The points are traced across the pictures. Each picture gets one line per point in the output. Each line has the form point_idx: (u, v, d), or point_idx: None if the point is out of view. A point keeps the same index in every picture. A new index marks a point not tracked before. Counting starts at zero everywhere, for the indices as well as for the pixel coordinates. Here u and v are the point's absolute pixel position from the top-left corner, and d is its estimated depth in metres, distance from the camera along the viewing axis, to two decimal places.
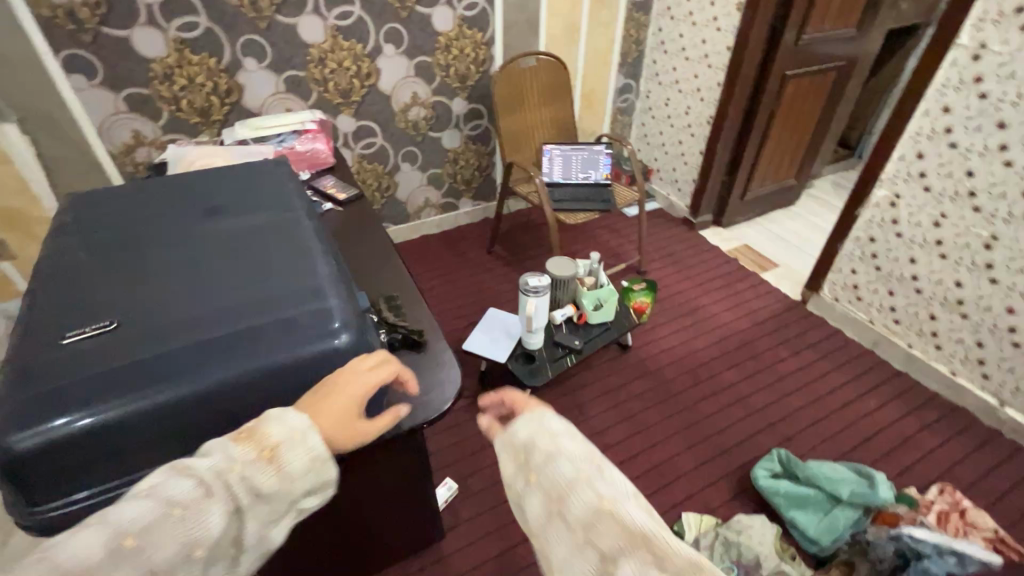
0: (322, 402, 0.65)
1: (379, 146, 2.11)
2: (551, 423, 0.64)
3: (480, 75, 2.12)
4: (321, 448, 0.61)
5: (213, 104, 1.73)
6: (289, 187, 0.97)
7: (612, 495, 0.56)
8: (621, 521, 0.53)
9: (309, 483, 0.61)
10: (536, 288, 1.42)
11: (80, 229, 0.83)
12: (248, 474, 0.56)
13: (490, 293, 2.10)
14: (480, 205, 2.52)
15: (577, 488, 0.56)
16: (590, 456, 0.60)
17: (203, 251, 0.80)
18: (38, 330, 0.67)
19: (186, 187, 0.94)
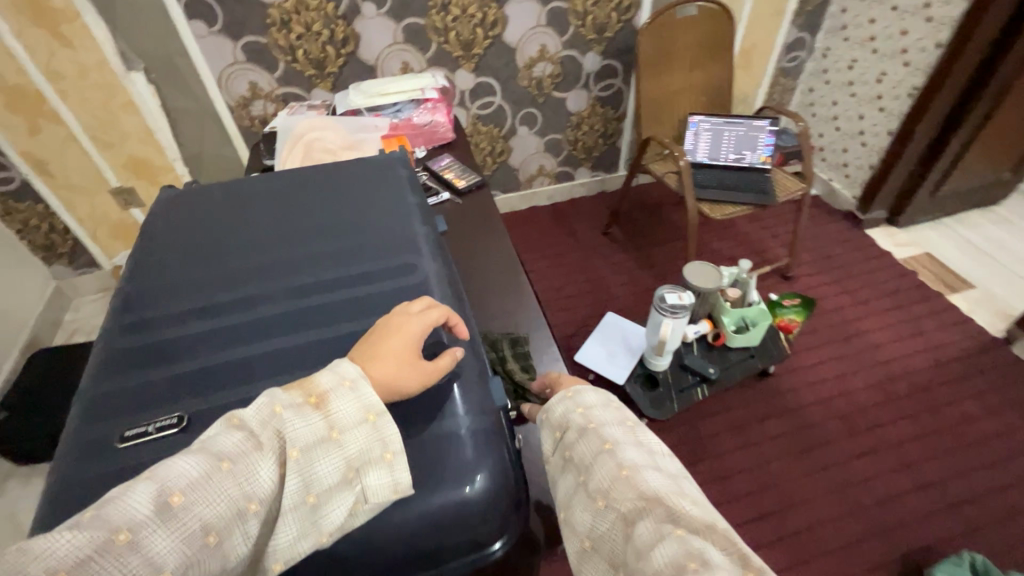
0: (373, 346, 0.52)
1: (497, 106, 1.88)
2: (587, 398, 0.63)
3: (622, 25, 1.79)
4: (376, 398, 0.48)
5: (328, 54, 1.60)
6: (407, 197, 0.74)
7: (634, 458, 0.54)
8: (639, 481, 0.51)
9: (365, 442, 0.46)
10: (675, 308, 1.18)
11: (157, 250, 0.65)
12: (290, 419, 0.44)
13: (605, 285, 1.86)
14: (599, 176, 2.23)
15: (603, 453, 0.55)
16: (620, 427, 0.59)
17: (301, 299, 0.60)
18: (98, 421, 0.50)
19: (282, 192, 0.74)
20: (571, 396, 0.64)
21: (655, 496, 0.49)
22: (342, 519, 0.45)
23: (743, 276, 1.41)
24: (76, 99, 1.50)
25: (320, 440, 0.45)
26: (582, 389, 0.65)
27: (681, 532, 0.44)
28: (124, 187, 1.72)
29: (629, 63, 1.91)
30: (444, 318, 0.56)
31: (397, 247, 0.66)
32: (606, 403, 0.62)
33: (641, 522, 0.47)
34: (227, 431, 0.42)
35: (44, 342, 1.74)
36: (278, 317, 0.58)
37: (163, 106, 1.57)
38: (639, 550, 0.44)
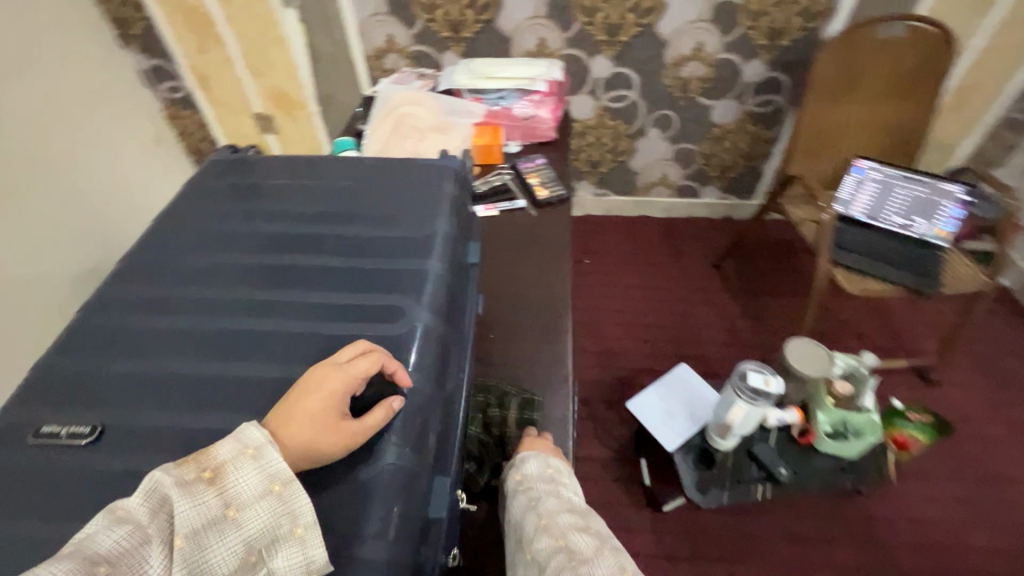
0: (292, 404, 0.50)
1: (630, 101, 1.71)
2: (528, 456, 0.63)
3: (804, 32, 1.50)
4: (281, 467, 0.46)
5: (466, 19, 1.54)
6: (427, 230, 0.68)
7: (556, 505, 0.55)
8: (556, 524, 0.52)
9: (265, 518, 0.44)
10: (755, 392, 1.00)
11: (192, 232, 0.70)
12: (178, 501, 0.42)
13: (692, 326, 1.66)
14: (728, 199, 1.97)
15: (532, 502, 0.56)
16: (552, 481, 0.59)
17: (264, 326, 0.59)
18: (41, 400, 0.55)
19: (319, 190, 0.74)
20: (518, 454, 0.64)
21: (565, 536, 0.50)
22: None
23: (860, 371, 1.17)
24: (238, 25, 1.61)
25: (213, 522, 0.43)
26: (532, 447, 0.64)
27: (586, 569, 0.45)
28: (265, 114, 1.85)
29: (800, 80, 1.61)
30: (376, 368, 0.52)
31: (383, 295, 0.62)
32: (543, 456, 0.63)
33: (552, 565, 0.47)
34: (109, 524, 0.40)
35: None
36: (235, 340, 0.58)
37: (309, 45, 1.64)
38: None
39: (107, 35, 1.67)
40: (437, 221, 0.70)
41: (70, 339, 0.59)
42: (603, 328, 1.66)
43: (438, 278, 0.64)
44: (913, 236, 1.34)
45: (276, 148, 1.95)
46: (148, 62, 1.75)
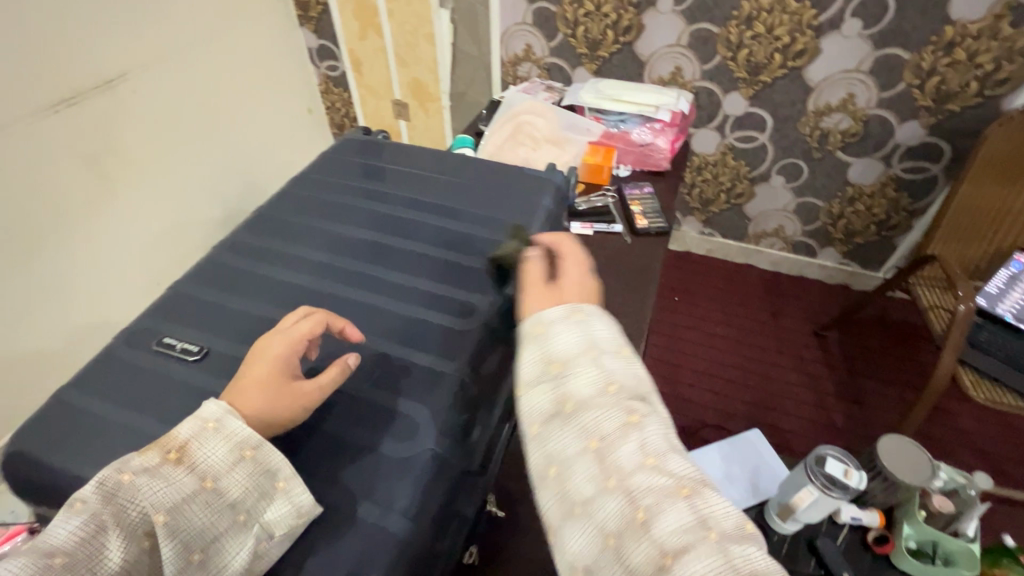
0: (245, 376, 0.53)
1: (759, 143, 1.62)
2: (588, 334, 0.48)
3: (980, 100, 1.33)
4: (248, 434, 0.48)
5: (605, 38, 1.56)
6: (516, 238, 0.71)
7: (648, 420, 0.44)
8: (656, 453, 0.42)
9: (246, 482, 0.47)
10: (833, 482, 0.91)
11: (314, 198, 0.78)
12: (143, 484, 0.44)
13: (776, 392, 1.54)
14: (849, 266, 1.80)
15: (615, 412, 0.44)
16: (630, 378, 0.47)
17: (351, 296, 0.65)
18: (166, 315, 0.64)
19: (427, 181, 0.80)
20: (574, 325, 0.49)
21: (672, 474, 0.41)
22: (244, 560, 0.46)
23: (968, 492, 1.02)
24: (397, 19, 1.77)
25: (188, 496, 0.45)
26: (589, 316, 0.50)
27: (717, 541, 0.38)
28: (402, 101, 2.01)
29: (965, 151, 1.43)
30: (316, 326, 0.56)
31: (461, 291, 0.65)
32: (608, 339, 0.48)
33: (669, 517, 0.39)
34: (64, 521, 0.42)
35: None
36: (325, 302, 0.65)
37: (453, 45, 1.76)
38: (668, 553, 0.37)
39: (290, 13, 1.90)
40: (528, 232, 0.72)
41: (198, 269, 0.69)
42: (676, 372, 1.59)
43: (517, 286, 0.66)
44: None
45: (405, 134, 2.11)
46: (315, 41, 1.97)
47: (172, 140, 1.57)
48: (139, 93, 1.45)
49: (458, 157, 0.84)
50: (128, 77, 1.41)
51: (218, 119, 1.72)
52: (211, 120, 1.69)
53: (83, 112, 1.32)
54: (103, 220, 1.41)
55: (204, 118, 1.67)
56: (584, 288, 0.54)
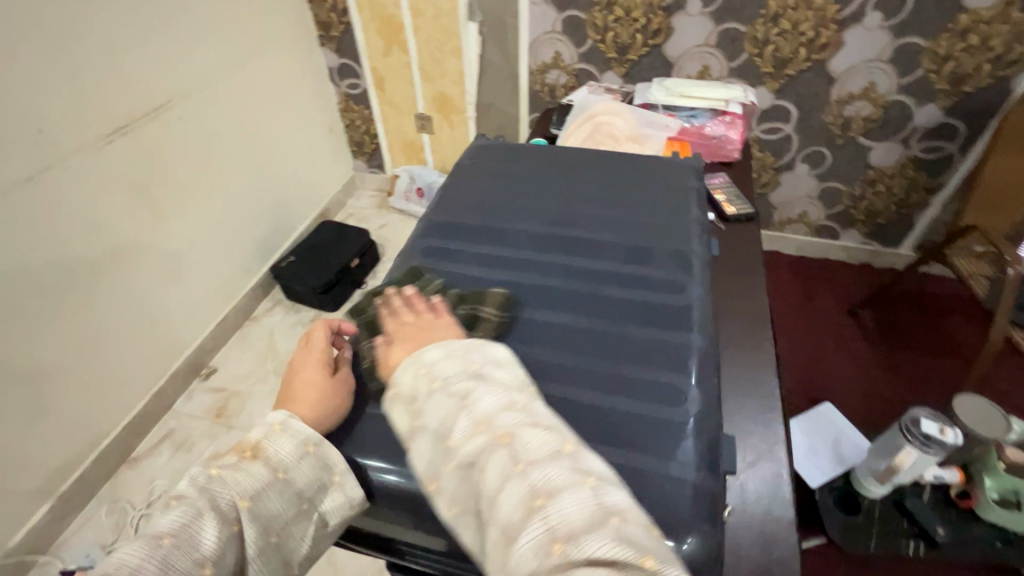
0: (291, 383, 0.59)
1: (784, 134, 1.70)
2: (431, 358, 0.49)
3: (993, 81, 1.43)
4: (310, 430, 0.54)
5: (635, 42, 1.62)
6: (686, 218, 0.76)
7: (498, 413, 0.44)
8: (505, 436, 0.42)
9: (311, 474, 0.53)
10: (930, 440, 0.96)
11: (474, 195, 0.82)
12: (227, 476, 0.49)
13: (830, 367, 1.60)
14: (871, 246, 1.89)
15: (460, 413, 0.44)
16: (475, 379, 0.46)
17: (556, 284, 0.67)
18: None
19: (577, 176, 0.84)
20: (413, 365, 0.49)
21: (513, 447, 0.41)
22: (305, 544, 0.52)
23: None
24: (422, 34, 1.80)
25: (265, 486, 0.50)
26: (419, 355, 0.50)
27: (523, 471, 0.40)
28: (425, 115, 2.03)
29: (980, 129, 1.53)
30: (323, 331, 0.64)
31: (655, 270, 0.68)
32: (452, 355, 0.48)
33: (491, 467, 0.41)
34: (166, 511, 0.47)
35: (330, 215, 2.20)
36: (532, 289, 0.67)
37: (480, 57, 1.80)
38: (505, 528, 0.38)
39: (312, 35, 1.92)
40: (693, 213, 0.77)
41: (392, 274, 0.72)
42: None
43: (702, 260, 0.70)
44: None
45: (428, 147, 2.13)
46: (336, 60, 1.98)
47: (212, 166, 1.58)
48: (183, 118, 1.46)
49: (598, 153, 0.90)
50: (173, 104, 1.43)
51: (252, 144, 1.73)
52: (246, 144, 1.70)
53: (136, 139, 1.33)
54: (153, 247, 1.43)
55: (239, 143, 1.67)
56: (417, 330, 0.54)
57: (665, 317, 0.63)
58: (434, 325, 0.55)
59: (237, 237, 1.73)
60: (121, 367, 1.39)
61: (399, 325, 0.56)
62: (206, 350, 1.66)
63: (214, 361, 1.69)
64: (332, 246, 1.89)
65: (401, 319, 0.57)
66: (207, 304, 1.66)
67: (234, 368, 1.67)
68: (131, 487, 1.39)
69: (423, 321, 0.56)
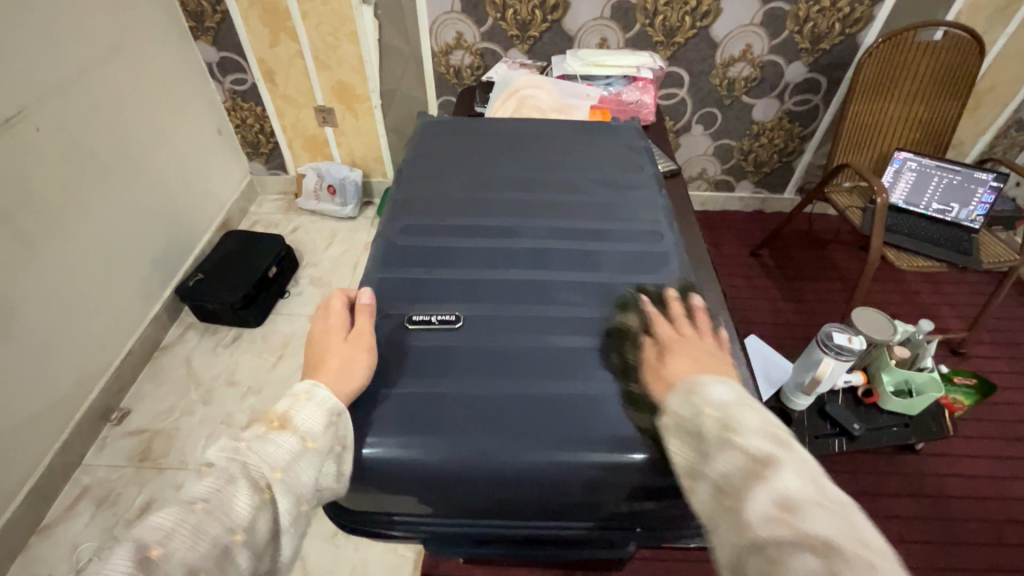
0: (314, 354, 0.57)
1: (679, 99, 1.83)
2: (713, 390, 0.46)
3: (843, 38, 1.64)
4: (336, 400, 0.52)
5: (535, 18, 1.64)
6: (644, 175, 0.83)
7: (760, 447, 0.40)
8: (774, 479, 0.37)
9: (333, 444, 0.51)
10: (841, 349, 1.11)
11: (437, 170, 0.83)
12: (259, 446, 0.46)
13: (745, 304, 1.79)
14: (761, 193, 2.11)
15: (720, 437, 0.42)
16: (760, 426, 0.42)
17: (547, 245, 0.71)
18: (389, 302, 0.66)
19: (535, 145, 0.88)
20: (690, 389, 0.46)
21: (816, 544, 0.34)
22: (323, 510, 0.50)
23: (918, 336, 1.28)
24: (312, 21, 1.69)
25: (297, 452, 0.47)
26: (702, 378, 0.47)
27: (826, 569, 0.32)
28: (326, 107, 1.91)
29: (836, 81, 1.75)
30: (337, 296, 0.62)
31: (631, 223, 0.75)
32: (737, 392, 0.45)
33: (786, 541, 0.34)
34: (197, 476, 0.42)
35: (232, 225, 2.03)
36: (527, 254, 0.70)
37: (378, 41, 1.72)
38: (748, 524, 0.36)
39: (181, 27, 1.72)
40: (646, 168, 0.85)
41: (381, 258, 0.71)
42: None
43: (666, 209, 0.78)
44: (949, 219, 1.52)
45: (332, 140, 2.02)
46: (216, 54, 1.80)
47: (87, 183, 1.39)
48: (42, 130, 1.27)
49: (549, 123, 0.94)
50: (27, 113, 1.23)
51: (130, 155, 1.54)
52: (125, 154, 1.52)
53: None
54: (26, 281, 1.23)
55: (116, 154, 1.49)
56: (696, 350, 0.52)
57: (648, 259, 0.70)
58: (713, 349, 0.52)
59: (129, 260, 1.54)
60: (5, 428, 1.19)
61: (676, 336, 0.54)
62: (112, 391, 1.47)
63: (125, 402, 1.50)
64: (243, 257, 1.74)
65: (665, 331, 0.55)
66: (104, 339, 1.46)
67: (152, 405, 1.50)
68: (49, 560, 1.20)
69: (700, 341, 0.53)
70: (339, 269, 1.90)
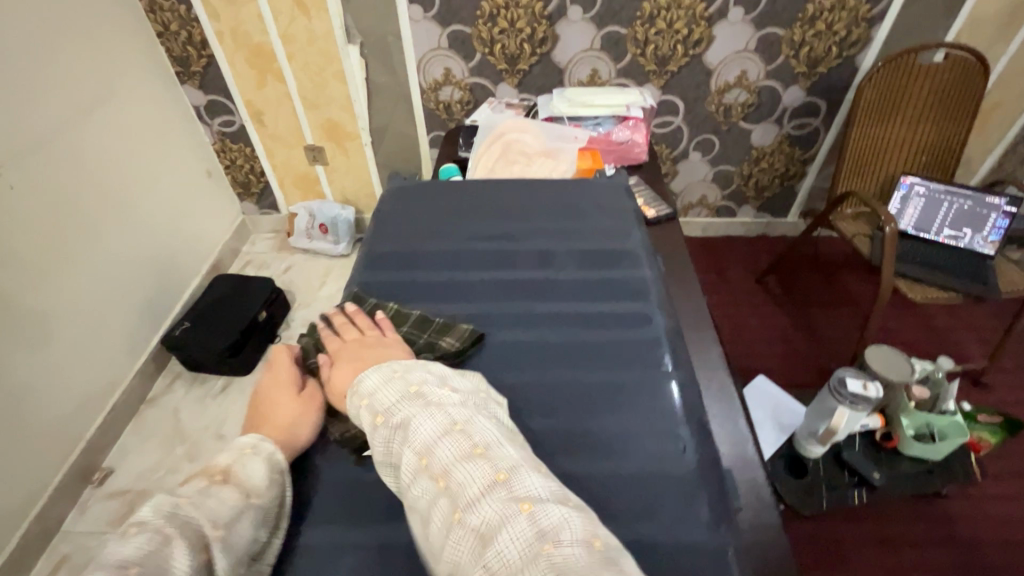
0: (261, 407, 0.69)
1: (675, 126, 1.78)
2: (366, 382, 0.60)
3: (841, 60, 1.60)
4: (277, 451, 0.63)
5: (524, 52, 1.61)
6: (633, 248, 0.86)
7: (409, 411, 0.55)
8: (425, 451, 0.51)
9: (274, 496, 0.60)
10: (856, 398, 1.04)
11: (423, 252, 0.86)
12: (198, 500, 0.55)
13: (752, 337, 1.72)
14: (764, 218, 2.05)
15: (394, 426, 0.55)
16: (397, 396, 0.57)
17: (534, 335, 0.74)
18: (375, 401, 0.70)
19: (524, 223, 0.90)
20: (358, 387, 0.60)
21: (462, 497, 0.48)
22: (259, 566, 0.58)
23: (937, 375, 1.22)
24: (299, 61, 1.67)
25: (237, 509, 0.56)
26: (357, 377, 0.62)
27: (481, 526, 0.45)
28: (316, 145, 1.89)
29: (836, 104, 1.71)
30: (286, 350, 0.74)
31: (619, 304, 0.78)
32: (383, 374, 0.59)
33: (465, 507, 0.47)
34: (131, 537, 0.50)
35: (224, 266, 1.99)
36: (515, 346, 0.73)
37: (366, 80, 1.70)
38: (426, 500, 0.50)
39: (167, 73, 1.70)
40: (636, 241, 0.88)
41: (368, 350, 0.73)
42: None
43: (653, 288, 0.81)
44: (963, 246, 1.45)
45: (322, 178, 1.98)
46: (203, 97, 1.78)
47: (68, 240, 1.36)
48: (18, 187, 1.24)
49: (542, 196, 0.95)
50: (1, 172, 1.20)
51: (114, 206, 1.50)
52: (110, 205, 1.49)
53: None
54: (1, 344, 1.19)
55: (100, 206, 1.45)
56: (362, 348, 0.67)
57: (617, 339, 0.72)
58: (376, 341, 0.67)
59: (116, 313, 1.51)
60: None
61: (341, 344, 0.68)
62: (95, 450, 1.42)
63: (109, 461, 1.45)
64: (232, 303, 1.69)
65: (339, 339, 0.69)
66: (87, 396, 1.42)
67: (136, 464, 1.44)
68: None
69: (365, 341, 0.68)
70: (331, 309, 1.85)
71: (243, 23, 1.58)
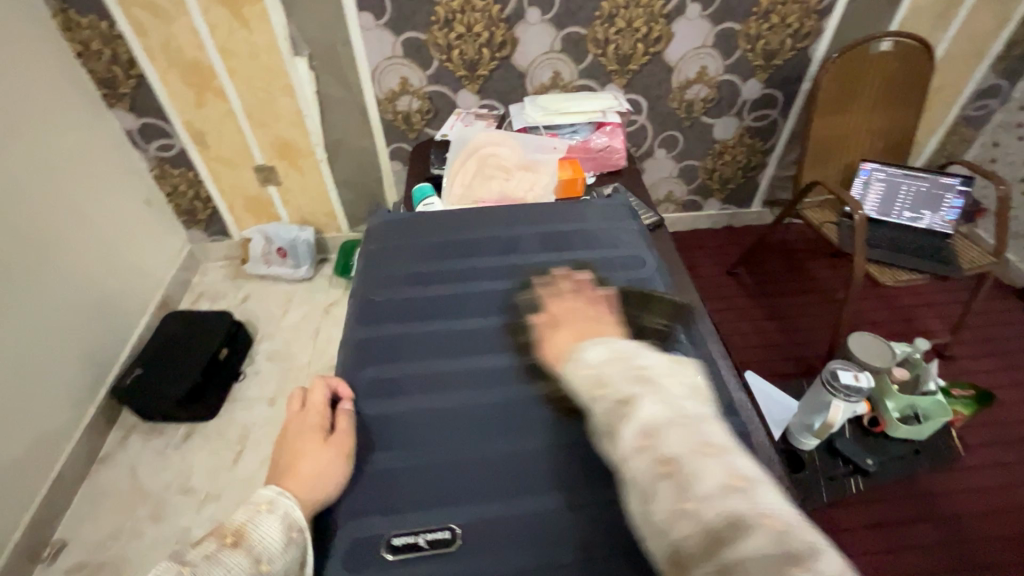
0: (287, 454, 0.64)
1: (640, 125, 1.77)
2: (591, 352, 0.59)
3: (795, 52, 1.62)
4: (296, 514, 0.58)
5: (482, 57, 1.55)
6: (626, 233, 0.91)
7: (632, 388, 0.52)
8: (637, 418, 0.49)
9: (290, 560, 0.56)
10: (849, 389, 1.05)
11: (413, 278, 0.89)
12: (209, 565, 0.52)
13: (731, 331, 1.73)
14: (729, 209, 2.07)
15: (601, 391, 0.54)
16: (625, 372, 0.54)
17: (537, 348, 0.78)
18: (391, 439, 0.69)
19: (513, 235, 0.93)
20: (577, 356, 0.60)
21: (683, 479, 0.45)
22: None
23: (916, 357, 1.24)
24: (241, 77, 1.55)
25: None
26: (581, 345, 0.61)
27: (699, 506, 0.43)
28: (266, 165, 1.76)
29: (792, 95, 1.74)
30: (321, 390, 0.71)
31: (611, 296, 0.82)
32: (610, 350, 0.58)
33: (687, 483, 0.45)
34: None
35: (173, 302, 1.84)
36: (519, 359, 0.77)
37: (317, 93, 1.60)
38: (635, 475, 0.47)
39: (91, 97, 1.55)
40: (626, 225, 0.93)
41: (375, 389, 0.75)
42: None
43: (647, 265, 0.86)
44: (924, 226, 1.51)
45: (276, 199, 1.86)
46: (135, 120, 1.63)
47: None
48: None
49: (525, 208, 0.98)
50: None
51: (36, 249, 1.34)
52: (33, 249, 1.33)
53: None
54: None
55: (23, 253, 1.30)
56: (581, 317, 0.68)
57: None
58: (597, 317, 0.68)
59: (54, 368, 1.36)
60: None
61: (566, 312, 0.70)
62: (43, 523, 1.27)
63: (61, 533, 1.30)
64: (186, 343, 1.55)
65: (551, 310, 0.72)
66: (30, 464, 1.27)
67: (92, 531, 1.30)
68: None
69: (582, 313, 0.69)
70: (298, 338, 1.74)
71: (175, 38, 1.45)
